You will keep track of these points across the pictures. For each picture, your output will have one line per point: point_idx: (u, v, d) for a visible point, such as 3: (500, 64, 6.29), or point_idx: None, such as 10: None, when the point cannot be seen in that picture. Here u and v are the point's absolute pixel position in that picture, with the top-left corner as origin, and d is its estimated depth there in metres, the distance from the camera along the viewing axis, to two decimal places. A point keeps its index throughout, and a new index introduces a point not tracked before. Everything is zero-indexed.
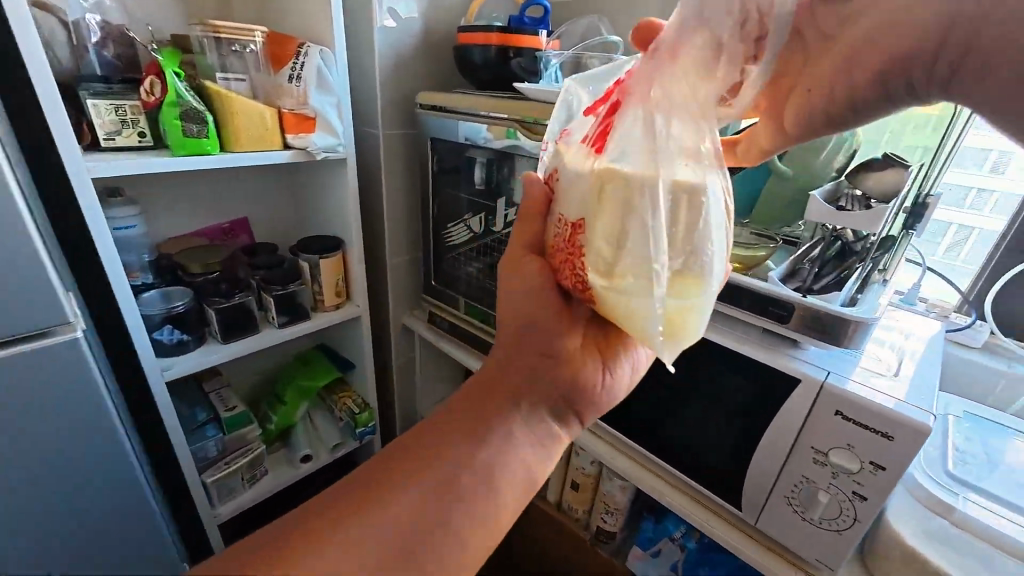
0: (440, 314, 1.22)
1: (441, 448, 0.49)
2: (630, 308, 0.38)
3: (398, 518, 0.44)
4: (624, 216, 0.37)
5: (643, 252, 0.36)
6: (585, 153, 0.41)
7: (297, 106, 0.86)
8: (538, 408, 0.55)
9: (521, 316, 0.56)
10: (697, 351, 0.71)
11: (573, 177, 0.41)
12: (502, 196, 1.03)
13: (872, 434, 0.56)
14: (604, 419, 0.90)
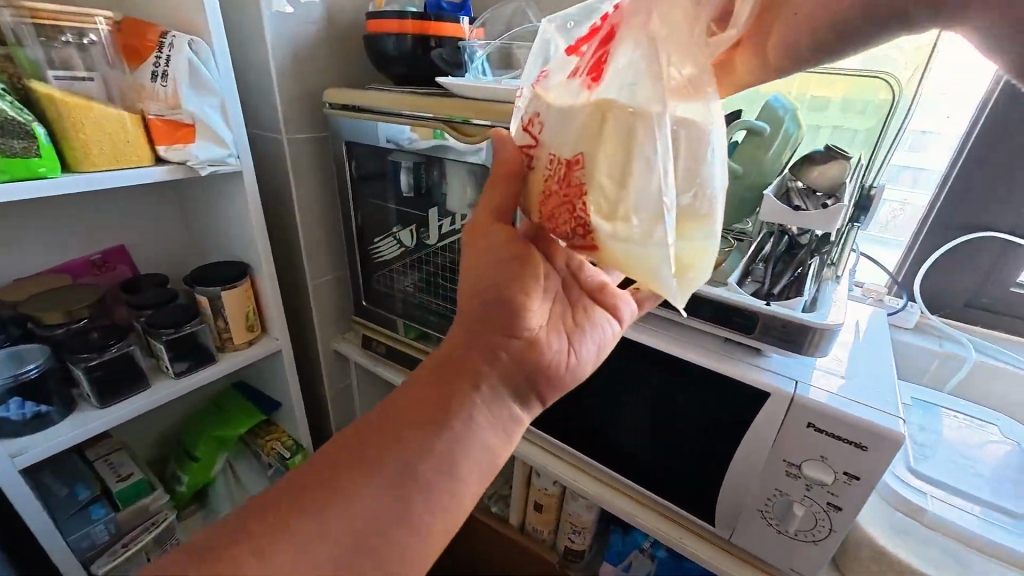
0: (375, 337, 1.10)
1: (394, 437, 0.42)
2: (631, 253, 0.32)
3: (348, 513, 0.38)
4: (626, 150, 0.31)
5: (647, 189, 0.30)
6: (575, 86, 0.33)
7: (166, 111, 0.69)
8: (498, 385, 0.48)
9: (482, 288, 0.50)
10: (659, 367, 0.66)
11: (559, 114, 0.33)
12: (434, 204, 0.92)
13: (844, 444, 0.53)
14: (565, 440, 0.83)
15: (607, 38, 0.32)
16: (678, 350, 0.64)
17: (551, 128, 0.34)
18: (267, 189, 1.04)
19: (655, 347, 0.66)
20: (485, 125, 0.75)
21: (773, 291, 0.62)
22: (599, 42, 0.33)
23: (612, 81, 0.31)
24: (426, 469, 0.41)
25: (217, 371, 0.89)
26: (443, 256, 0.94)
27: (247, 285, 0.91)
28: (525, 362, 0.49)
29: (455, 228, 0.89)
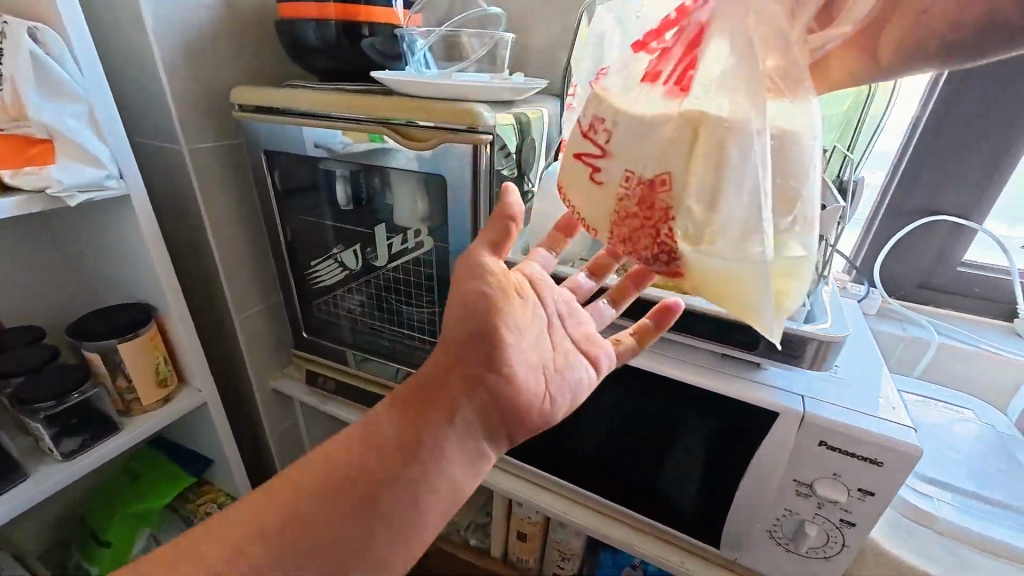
0: (321, 373, 0.96)
1: (355, 478, 0.38)
2: (719, 275, 0.29)
3: (299, 556, 0.35)
4: (720, 171, 0.27)
5: (746, 210, 0.27)
6: (655, 92, 0.29)
7: (12, 125, 0.53)
8: (474, 417, 0.43)
9: (464, 319, 0.44)
10: (654, 389, 0.61)
11: (636, 125, 0.29)
12: (380, 218, 0.80)
13: (859, 461, 0.50)
14: (551, 469, 0.76)
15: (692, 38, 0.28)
16: (673, 371, 0.59)
17: (620, 141, 0.30)
18: (170, 210, 0.86)
19: (650, 368, 0.60)
20: (434, 127, 0.64)
21: None
22: (684, 33, 0.28)
23: (702, 95, 0.28)
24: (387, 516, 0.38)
25: (121, 442, 0.72)
26: (396, 278, 0.82)
27: (152, 332, 0.74)
28: (503, 399, 0.44)
29: (408, 246, 0.78)
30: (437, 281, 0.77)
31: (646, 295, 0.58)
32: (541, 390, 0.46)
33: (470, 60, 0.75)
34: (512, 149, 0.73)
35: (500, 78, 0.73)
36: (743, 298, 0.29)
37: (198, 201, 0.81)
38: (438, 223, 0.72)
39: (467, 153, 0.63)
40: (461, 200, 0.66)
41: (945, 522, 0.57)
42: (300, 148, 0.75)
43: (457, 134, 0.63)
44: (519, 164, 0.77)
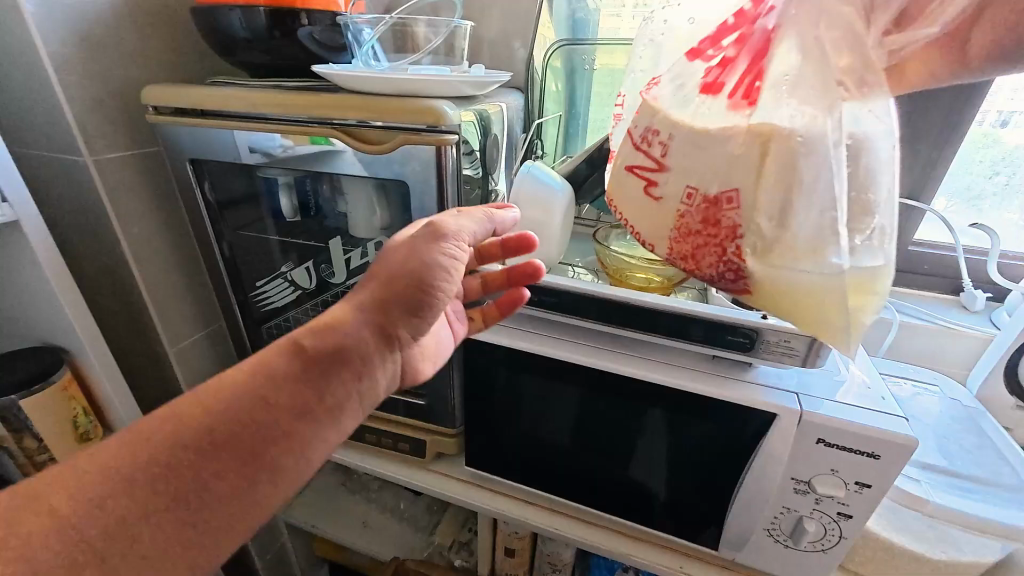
0: None
1: (254, 412, 0.34)
2: (803, 289, 0.37)
3: (146, 473, 0.31)
4: (791, 193, 0.35)
5: (819, 229, 0.35)
6: (721, 104, 0.38)
7: None
8: (383, 375, 0.41)
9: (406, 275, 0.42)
10: (646, 397, 0.58)
11: (707, 142, 0.38)
12: (334, 230, 0.72)
13: (856, 455, 0.50)
14: (540, 485, 0.73)
15: (758, 50, 0.37)
16: (666, 378, 0.56)
17: (680, 159, 0.39)
18: (77, 233, 0.74)
19: (642, 377, 0.57)
20: (392, 127, 0.58)
21: None
22: (747, 56, 0.37)
23: (769, 101, 0.36)
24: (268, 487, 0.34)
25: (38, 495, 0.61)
26: (359, 294, 0.75)
27: (64, 381, 0.63)
28: None
29: (369, 259, 0.71)
30: None
31: (633, 301, 0.55)
32: None
33: (423, 53, 0.68)
34: (477, 148, 0.67)
35: (458, 71, 0.67)
36: (822, 307, 0.38)
37: (110, 221, 0.69)
38: (401, 233, 0.66)
39: (431, 156, 0.57)
40: (426, 207, 0.60)
41: (942, 509, 0.54)
42: (231, 156, 0.66)
43: (417, 135, 0.57)
44: (484, 165, 0.72)
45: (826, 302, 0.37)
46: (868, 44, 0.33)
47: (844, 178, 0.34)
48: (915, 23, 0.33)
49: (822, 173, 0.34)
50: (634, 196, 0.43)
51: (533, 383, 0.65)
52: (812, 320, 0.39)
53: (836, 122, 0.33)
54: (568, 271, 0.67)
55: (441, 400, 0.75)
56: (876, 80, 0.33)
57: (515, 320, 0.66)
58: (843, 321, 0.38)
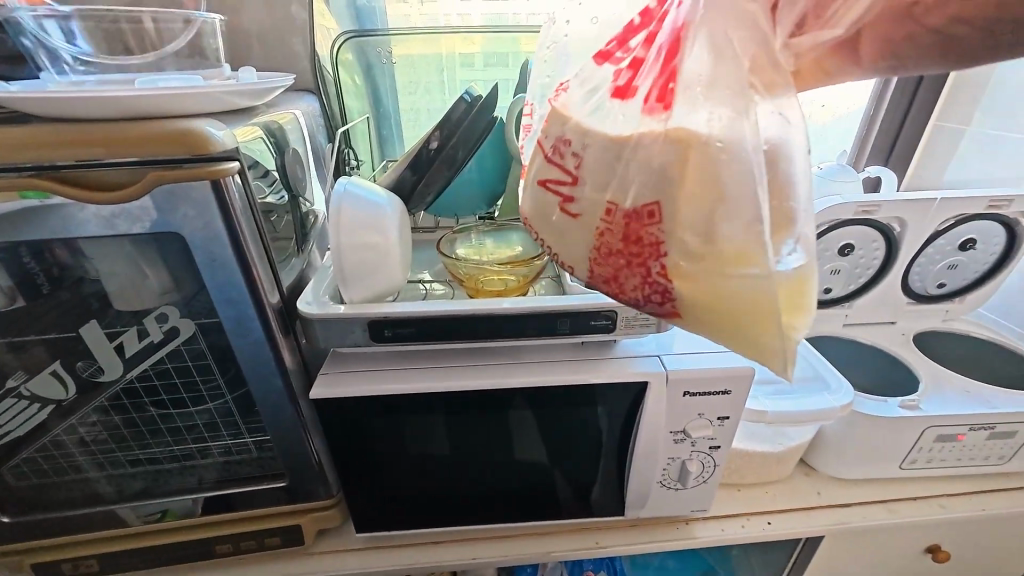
0: (65, 558, 0.62)
1: None
2: (743, 299, 0.36)
3: None
4: (714, 197, 0.34)
5: (743, 231, 0.35)
6: (634, 110, 0.37)
7: None
8: None
9: None
10: (530, 401, 0.56)
11: (625, 148, 0.37)
12: (83, 309, 0.52)
13: (712, 396, 0.56)
14: (444, 520, 0.67)
15: (670, 47, 0.36)
16: (544, 377, 0.54)
17: (593, 170, 0.39)
18: None
19: (524, 384, 0.54)
20: (137, 162, 0.43)
21: None
22: (660, 58, 0.36)
23: (686, 106, 0.35)
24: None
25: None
26: (157, 382, 0.57)
27: None
28: None
29: (153, 338, 0.53)
30: (220, 368, 0.55)
31: (494, 310, 0.51)
32: None
33: (156, 60, 0.52)
34: (273, 169, 0.55)
35: (218, 77, 0.53)
36: (764, 325, 0.37)
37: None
38: (194, 294, 0.50)
39: (205, 193, 0.43)
40: (219, 259, 0.46)
41: (776, 412, 0.65)
42: None
43: (183, 168, 0.43)
44: (289, 187, 0.60)
45: (761, 316, 0.37)
46: (773, 44, 0.33)
47: (764, 185, 0.34)
48: (818, 26, 0.33)
49: (744, 177, 0.33)
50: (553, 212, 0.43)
51: (411, 424, 0.58)
52: (754, 337, 0.38)
53: (753, 127, 0.33)
54: (419, 288, 0.60)
55: (306, 470, 0.63)
56: (785, 79, 0.33)
57: (375, 360, 0.57)
58: (782, 339, 0.37)
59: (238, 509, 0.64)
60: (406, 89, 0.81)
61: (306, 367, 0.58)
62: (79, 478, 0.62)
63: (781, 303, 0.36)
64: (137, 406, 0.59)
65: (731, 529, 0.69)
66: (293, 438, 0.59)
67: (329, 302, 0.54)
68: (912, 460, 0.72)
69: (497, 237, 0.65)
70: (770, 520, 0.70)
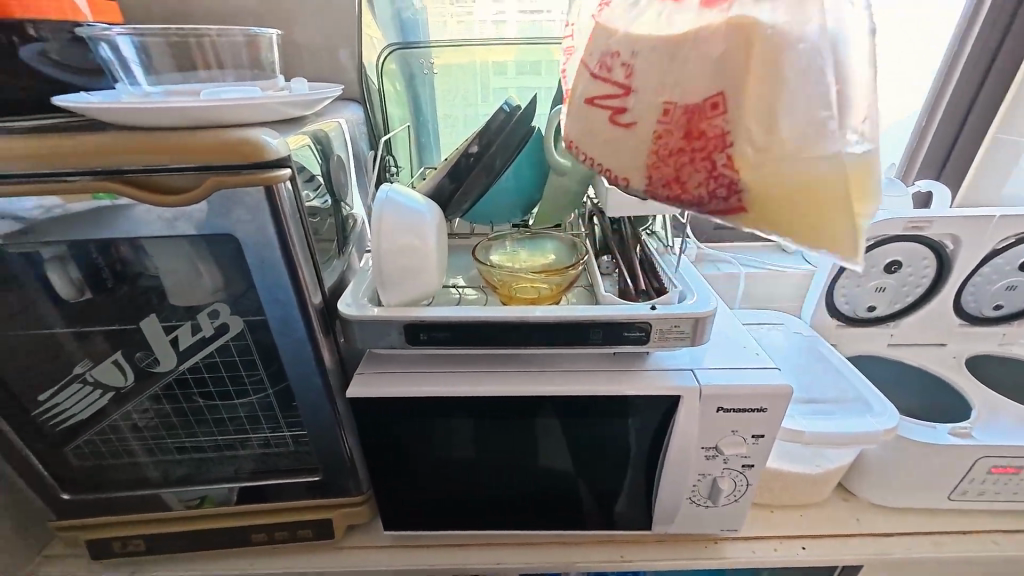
0: (114, 536, 0.66)
1: None
2: (811, 179, 0.37)
3: None
4: (782, 78, 0.36)
5: (811, 111, 0.36)
6: (690, 10, 0.38)
7: None
8: None
9: None
10: (559, 409, 0.56)
11: (683, 44, 0.38)
12: (144, 303, 0.56)
13: (748, 413, 0.55)
14: (469, 524, 0.68)
15: None
16: (574, 386, 0.55)
17: (646, 74, 0.40)
18: None
19: (553, 392, 0.54)
20: (198, 169, 0.46)
21: (640, 286, 0.58)
22: None
23: None
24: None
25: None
26: (205, 374, 0.60)
27: None
28: None
29: (204, 333, 0.56)
30: (263, 363, 0.58)
31: (527, 317, 0.52)
32: None
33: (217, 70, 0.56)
34: (319, 174, 0.58)
35: (273, 88, 0.56)
36: (832, 206, 0.38)
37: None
38: (243, 292, 0.53)
39: (258, 198, 0.46)
40: (269, 260, 0.49)
41: (814, 433, 0.63)
42: None
43: (239, 174, 0.45)
44: (332, 192, 0.62)
45: (827, 196, 0.38)
46: None
47: (832, 63, 0.35)
48: None
49: (814, 56, 0.35)
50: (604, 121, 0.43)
51: (441, 426, 0.59)
52: (811, 227, 0.39)
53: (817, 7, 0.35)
54: (453, 293, 0.62)
55: (339, 467, 0.65)
56: None
57: (408, 361, 0.59)
58: (853, 221, 0.38)
59: (273, 501, 0.67)
60: (446, 99, 0.83)
61: (342, 365, 0.60)
62: (129, 461, 0.66)
63: (849, 186, 0.37)
64: (187, 396, 0.62)
65: (763, 552, 0.67)
66: (328, 435, 0.62)
67: (368, 304, 0.56)
68: (963, 491, 0.68)
69: (532, 244, 0.66)
70: (804, 544, 0.67)
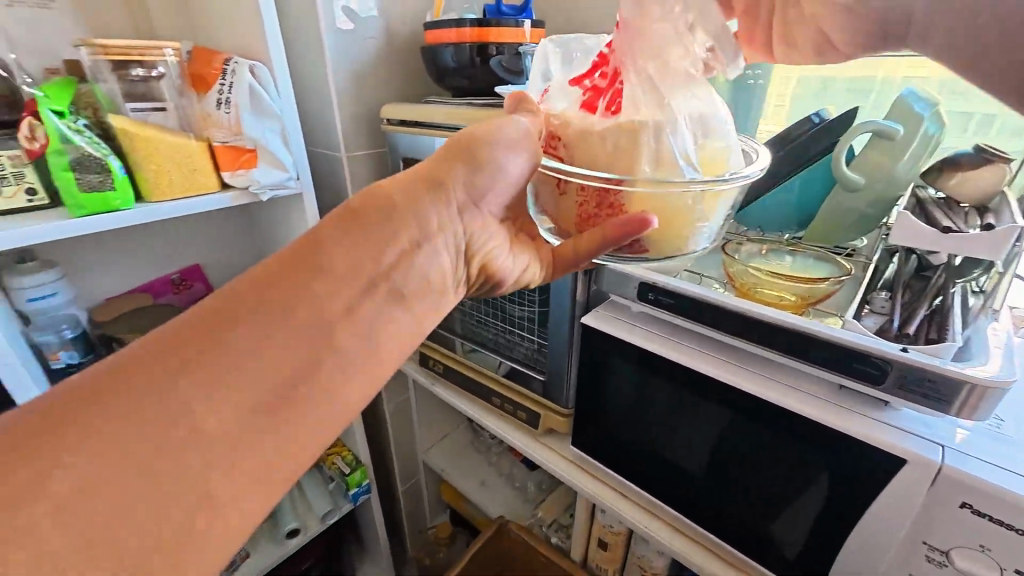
0: (430, 357, 1.06)
1: (340, 252, 0.40)
2: (665, 208, 0.35)
3: (313, 319, 0.38)
4: (651, 146, 0.33)
5: (670, 173, 0.33)
6: (594, 116, 0.34)
7: (229, 137, 0.69)
8: (422, 260, 0.44)
9: (326, 284, 0.39)
10: (754, 411, 0.57)
11: (589, 131, 0.34)
12: None
13: (1017, 536, 0.42)
14: (639, 481, 0.75)
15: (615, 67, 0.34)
16: (778, 397, 0.55)
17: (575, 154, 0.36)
18: (330, 203, 1.04)
19: (753, 392, 0.56)
20: None
21: (907, 331, 0.51)
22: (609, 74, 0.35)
23: (636, 101, 0.33)
24: (217, 397, 0.35)
25: (220, 206, 0.72)
26: None
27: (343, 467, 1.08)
28: (355, 350, 0.40)
29: None
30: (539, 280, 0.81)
31: (753, 312, 0.55)
32: (376, 300, 0.41)
33: None
34: None
35: None
36: (675, 224, 0.36)
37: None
38: None
39: None
40: None
41: None
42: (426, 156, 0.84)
43: None
44: None
45: (676, 220, 0.36)
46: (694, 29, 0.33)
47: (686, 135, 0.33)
48: None
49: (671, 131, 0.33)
50: (612, 149, 0.34)
51: (641, 377, 0.69)
52: (670, 240, 0.37)
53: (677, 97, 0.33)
54: (696, 278, 0.68)
55: (558, 379, 0.83)
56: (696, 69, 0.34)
57: (633, 318, 0.71)
58: (691, 229, 0.37)
59: (513, 382, 0.92)
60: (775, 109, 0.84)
61: (588, 302, 0.76)
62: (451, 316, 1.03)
63: (693, 210, 0.35)
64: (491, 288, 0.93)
65: None
66: (560, 349, 0.80)
67: None
68: None
69: (792, 258, 0.65)
70: None
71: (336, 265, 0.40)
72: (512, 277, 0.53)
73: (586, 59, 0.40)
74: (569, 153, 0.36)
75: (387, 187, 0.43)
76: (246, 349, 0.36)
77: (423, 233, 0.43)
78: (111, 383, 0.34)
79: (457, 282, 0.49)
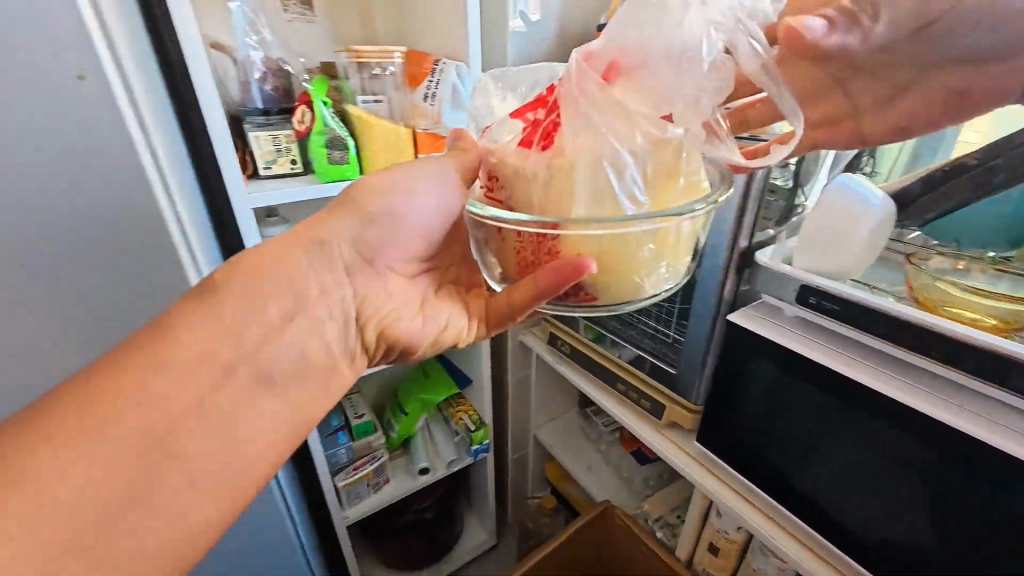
0: (558, 337, 1.12)
1: (223, 321, 0.42)
2: (604, 245, 0.37)
3: (192, 390, 0.40)
4: (581, 191, 0.35)
5: (598, 213, 0.35)
6: (532, 151, 0.36)
7: (430, 125, 0.81)
8: (296, 327, 0.46)
9: (194, 351, 0.40)
10: (927, 432, 0.55)
11: (526, 175, 0.36)
12: None
13: None
14: (768, 490, 0.74)
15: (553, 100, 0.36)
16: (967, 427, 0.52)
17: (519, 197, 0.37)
18: None
19: (935, 416, 0.54)
20: None
21: None
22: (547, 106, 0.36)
23: (567, 141, 0.34)
24: (90, 468, 0.35)
25: None
26: None
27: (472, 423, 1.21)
28: (222, 421, 0.41)
29: None
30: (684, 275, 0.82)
31: (939, 327, 0.51)
32: (245, 369, 0.43)
33: None
34: (792, 161, 0.74)
35: None
36: (614, 263, 0.38)
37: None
38: None
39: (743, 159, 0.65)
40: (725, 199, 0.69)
41: None
42: None
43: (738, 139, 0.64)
44: (795, 177, 0.76)
45: (617, 259, 0.37)
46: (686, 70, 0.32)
47: (627, 176, 0.34)
48: None
49: (605, 172, 0.34)
50: (544, 195, 0.36)
51: (785, 381, 0.68)
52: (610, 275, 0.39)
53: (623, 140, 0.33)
54: (867, 287, 0.65)
55: (689, 374, 0.84)
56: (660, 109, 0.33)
57: (785, 321, 0.70)
58: (636, 272, 0.39)
59: (638, 371, 0.95)
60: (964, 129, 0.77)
61: (733, 301, 0.77)
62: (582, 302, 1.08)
63: (632, 250, 0.37)
64: None
65: None
66: (696, 344, 0.81)
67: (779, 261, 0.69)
68: None
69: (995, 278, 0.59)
70: None
71: (212, 334, 0.41)
72: (433, 335, 0.56)
73: (525, 92, 0.44)
74: (507, 196, 0.38)
75: (263, 249, 0.46)
76: (127, 408, 0.37)
77: (297, 303, 0.46)
78: (54, 403, 0.36)
79: (352, 353, 0.52)
